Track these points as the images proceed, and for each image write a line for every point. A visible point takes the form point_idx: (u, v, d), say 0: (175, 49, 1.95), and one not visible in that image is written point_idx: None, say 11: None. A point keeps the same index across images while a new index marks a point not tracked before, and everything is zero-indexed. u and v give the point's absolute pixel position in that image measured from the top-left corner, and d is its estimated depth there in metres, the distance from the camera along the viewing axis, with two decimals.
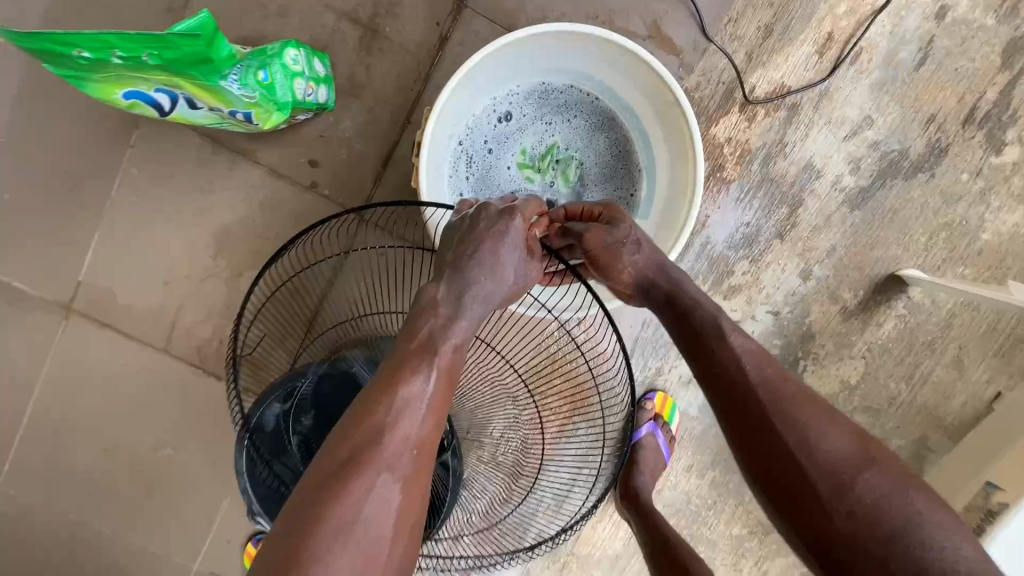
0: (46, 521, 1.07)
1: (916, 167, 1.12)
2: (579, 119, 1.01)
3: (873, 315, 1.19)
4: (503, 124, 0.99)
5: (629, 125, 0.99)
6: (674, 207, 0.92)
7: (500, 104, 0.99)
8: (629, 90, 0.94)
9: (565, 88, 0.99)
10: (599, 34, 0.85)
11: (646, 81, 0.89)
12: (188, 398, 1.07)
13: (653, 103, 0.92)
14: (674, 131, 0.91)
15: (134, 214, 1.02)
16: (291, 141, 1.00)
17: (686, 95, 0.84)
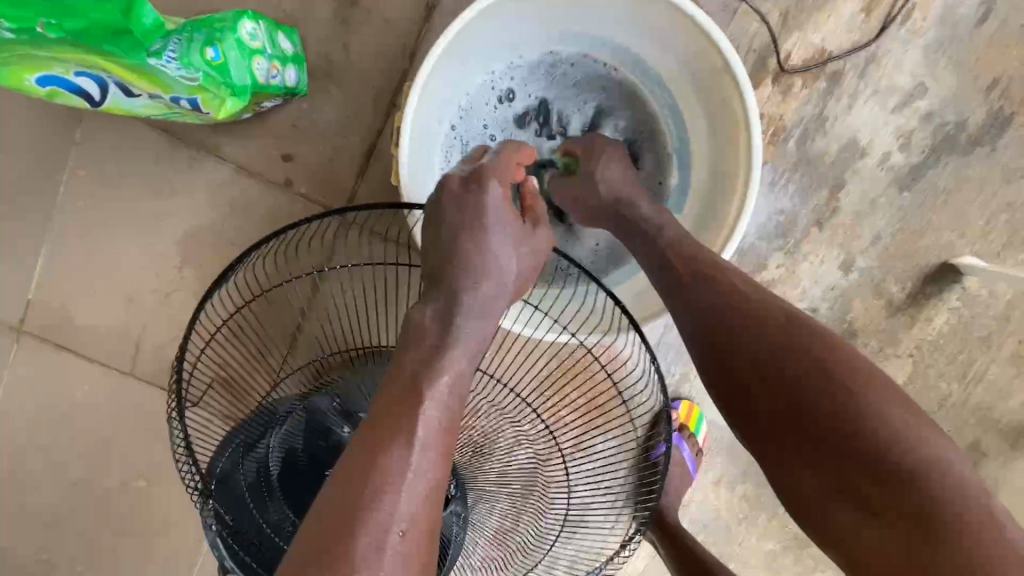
0: (20, 558, 1.00)
1: (975, 141, 0.98)
2: (594, 95, 0.88)
3: (922, 309, 1.06)
4: (504, 105, 0.86)
5: (657, 101, 0.86)
6: (719, 191, 0.79)
7: (500, 81, 0.85)
8: (658, 56, 0.81)
9: (576, 58, 0.86)
10: None
11: (682, 41, 0.75)
12: (162, 425, 0.97)
13: (686, 68, 0.79)
14: (714, 101, 0.78)
15: (85, 222, 0.90)
16: (260, 133, 0.87)
17: (739, 56, 0.69)
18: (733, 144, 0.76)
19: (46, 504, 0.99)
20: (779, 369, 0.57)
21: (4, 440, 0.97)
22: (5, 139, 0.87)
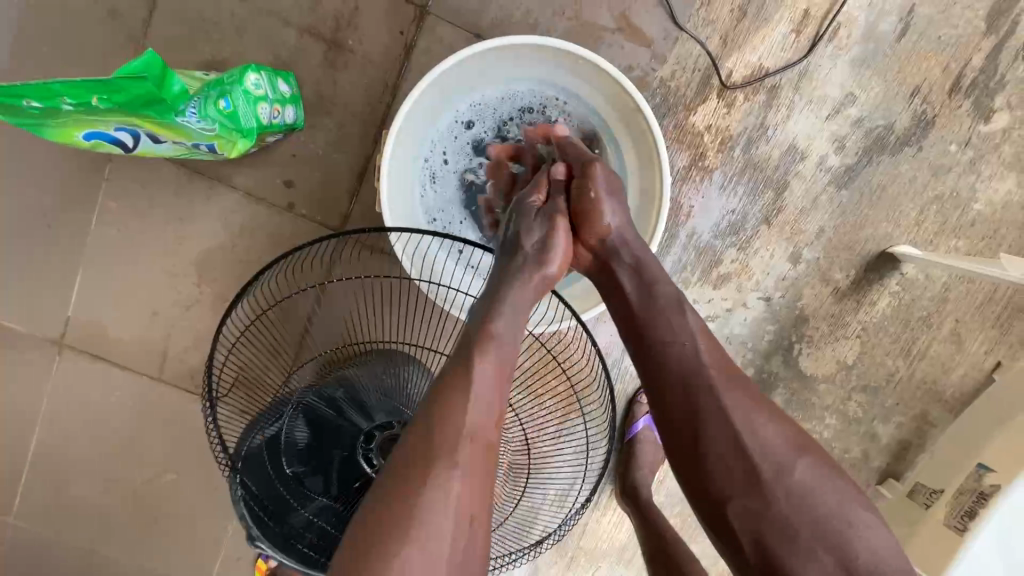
0: (66, 545, 1.13)
1: (903, 141, 1.09)
2: (546, 125, 0.98)
3: (866, 293, 1.18)
4: (467, 136, 0.97)
5: (597, 128, 0.96)
6: (645, 214, 0.91)
7: (463, 116, 0.97)
8: (594, 95, 0.92)
9: (528, 95, 0.97)
10: (558, 44, 0.83)
11: (610, 89, 0.88)
12: (187, 424, 1.10)
13: (618, 108, 0.91)
14: (641, 136, 0.90)
15: (114, 247, 1.02)
16: (265, 163, 1.00)
17: (648, 103, 0.83)
18: (655, 174, 0.89)
19: (87, 499, 1.12)
20: (722, 425, 0.66)
21: (49, 442, 1.10)
22: (45, 177, 1.00)
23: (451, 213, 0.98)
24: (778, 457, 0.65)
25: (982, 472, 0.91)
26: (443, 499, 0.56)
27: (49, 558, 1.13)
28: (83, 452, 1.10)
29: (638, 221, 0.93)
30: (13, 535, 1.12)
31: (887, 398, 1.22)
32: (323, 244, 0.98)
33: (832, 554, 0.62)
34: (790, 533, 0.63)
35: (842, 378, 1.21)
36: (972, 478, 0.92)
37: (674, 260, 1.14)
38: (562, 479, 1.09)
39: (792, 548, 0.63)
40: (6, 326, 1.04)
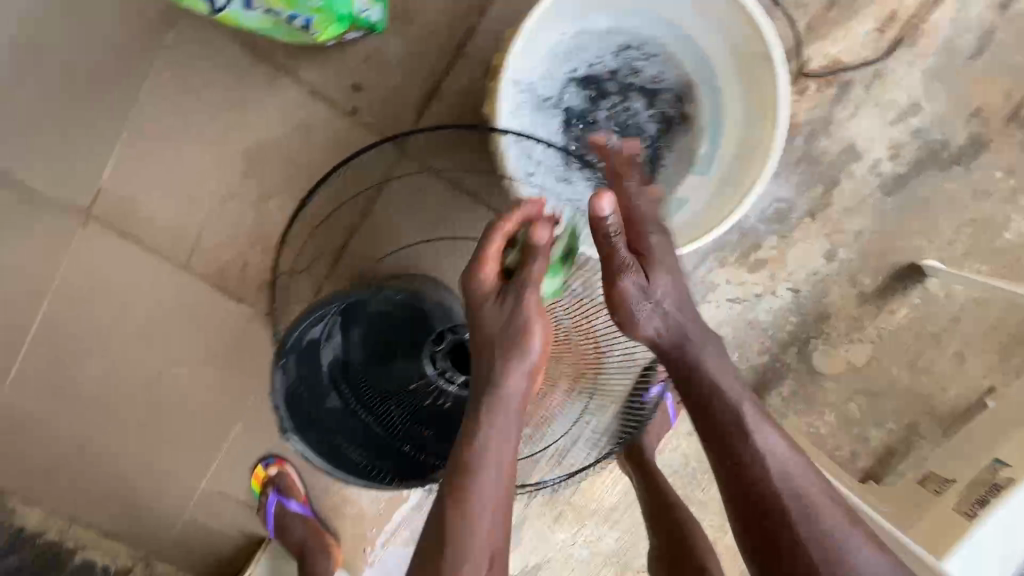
0: (64, 420, 1.11)
1: (954, 159, 1.13)
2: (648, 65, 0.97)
3: (887, 301, 1.22)
4: (568, 62, 0.96)
5: (699, 77, 0.97)
6: (747, 161, 0.91)
7: (567, 41, 0.95)
8: (711, 38, 0.94)
9: (634, 33, 0.96)
10: None
11: (734, 27, 0.89)
12: (208, 319, 1.08)
13: (732, 53, 0.92)
14: (753, 83, 0.91)
15: (161, 121, 0.98)
16: (336, 62, 0.96)
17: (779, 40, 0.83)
18: (763, 121, 0.89)
19: (95, 377, 1.10)
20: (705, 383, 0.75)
21: (59, 314, 1.06)
22: None
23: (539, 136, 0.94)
24: (755, 425, 0.73)
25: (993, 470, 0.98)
26: (484, 483, 0.70)
27: (49, 430, 1.12)
28: (96, 330, 1.07)
29: (733, 171, 0.93)
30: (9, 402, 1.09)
31: (885, 404, 1.27)
32: (385, 145, 0.99)
33: (795, 522, 0.69)
34: (754, 492, 0.71)
35: (847, 380, 1.26)
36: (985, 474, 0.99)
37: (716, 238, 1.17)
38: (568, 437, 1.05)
39: (759, 509, 0.71)
40: None
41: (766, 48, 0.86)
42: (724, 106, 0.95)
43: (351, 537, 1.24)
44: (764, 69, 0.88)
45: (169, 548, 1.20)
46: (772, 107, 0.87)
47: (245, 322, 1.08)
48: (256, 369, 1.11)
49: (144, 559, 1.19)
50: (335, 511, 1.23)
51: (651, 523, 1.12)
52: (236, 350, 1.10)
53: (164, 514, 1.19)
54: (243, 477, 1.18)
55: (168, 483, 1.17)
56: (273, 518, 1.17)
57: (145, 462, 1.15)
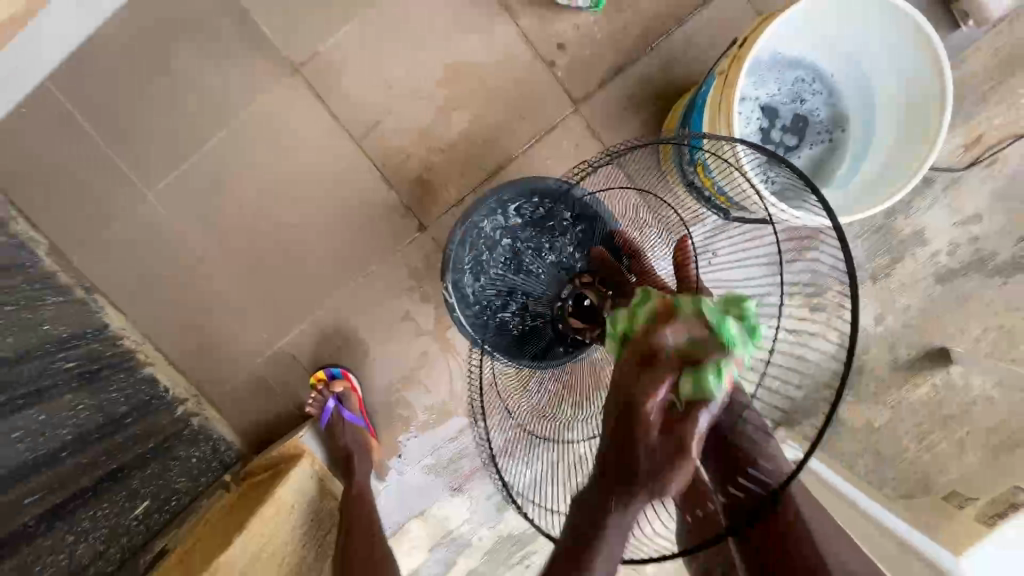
0: (181, 240, 1.19)
1: (997, 270, 1.33)
2: (820, 87, 0.96)
3: (913, 375, 1.38)
4: (773, 68, 0.94)
5: (853, 108, 0.96)
6: (888, 179, 0.90)
7: (781, 53, 0.93)
8: (885, 78, 0.91)
9: (806, 63, 0.95)
10: (909, 18, 0.81)
11: (921, 68, 0.85)
12: (353, 192, 1.20)
13: (899, 97, 0.90)
14: (912, 121, 0.89)
15: (392, 18, 1.16)
16: (554, 21, 1.17)
17: (955, 91, 0.82)
18: (915, 156, 0.87)
19: (228, 211, 1.19)
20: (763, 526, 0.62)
21: (224, 145, 1.17)
22: None
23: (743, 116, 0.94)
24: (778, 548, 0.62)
25: (1014, 491, 0.94)
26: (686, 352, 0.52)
27: (168, 244, 1.19)
28: (254, 168, 1.18)
29: (873, 188, 0.92)
30: (143, 206, 1.18)
31: (889, 470, 1.39)
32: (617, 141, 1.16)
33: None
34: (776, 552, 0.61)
35: (862, 435, 1.39)
36: (1002, 495, 0.95)
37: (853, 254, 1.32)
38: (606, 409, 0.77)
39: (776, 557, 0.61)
40: (260, 31, 1.14)
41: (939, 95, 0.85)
42: (879, 136, 0.93)
43: (390, 440, 1.29)
44: (929, 99, 0.86)
45: (223, 393, 1.24)
46: (937, 119, 0.85)
47: (382, 206, 1.20)
48: (376, 250, 1.21)
49: (195, 397, 1.22)
50: (383, 410, 1.27)
51: None
52: (364, 227, 1.21)
53: (232, 358, 1.23)
54: (318, 347, 1.24)
55: (245, 330, 1.23)
56: (326, 421, 1.19)
57: (233, 305, 1.22)
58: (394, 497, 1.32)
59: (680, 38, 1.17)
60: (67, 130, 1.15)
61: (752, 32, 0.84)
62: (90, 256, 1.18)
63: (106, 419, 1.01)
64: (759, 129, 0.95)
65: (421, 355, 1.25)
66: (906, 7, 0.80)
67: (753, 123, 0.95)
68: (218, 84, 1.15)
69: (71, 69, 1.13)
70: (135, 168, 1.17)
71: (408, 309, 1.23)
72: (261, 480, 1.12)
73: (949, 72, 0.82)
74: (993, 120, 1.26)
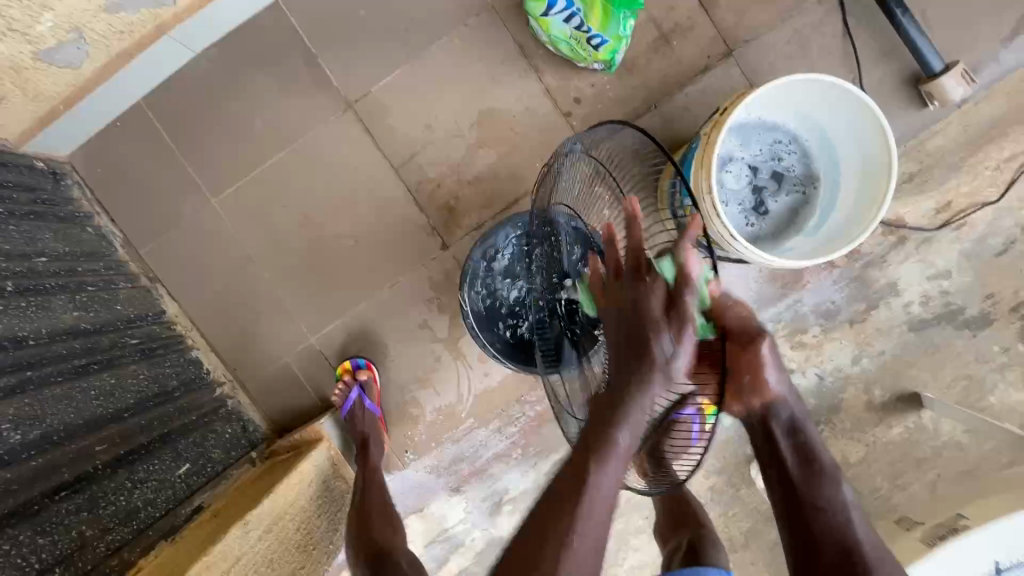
0: (234, 242, 1.37)
1: (966, 323, 1.44)
2: (794, 149, 1.12)
3: (888, 417, 1.47)
4: (752, 131, 1.11)
5: (822, 169, 1.11)
6: (849, 232, 1.05)
7: (759, 120, 1.10)
8: (847, 145, 1.06)
9: (782, 129, 1.11)
10: (863, 99, 0.96)
11: (873, 141, 1.01)
12: (387, 212, 1.37)
13: (859, 162, 1.05)
14: (869, 184, 1.03)
15: (435, 67, 1.35)
16: (572, 79, 1.36)
17: (900, 160, 0.97)
18: (868, 213, 1.02)
19: (278, 220, 1.37)
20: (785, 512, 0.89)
21: (282, 164, 1.36)
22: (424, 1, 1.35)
23: (726, 171, 1.10)
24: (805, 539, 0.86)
25: (958, 516, 1.05)
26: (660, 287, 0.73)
27: (223, 245, 1.37)
28: (305, 185, 1.36)
29: (837, 238, 1.07)
30: (207, 210, 1.36)
31: (862, 505, 1.47)
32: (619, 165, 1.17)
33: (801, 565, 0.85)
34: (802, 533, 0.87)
35: (839, 470, 1.48)
36: (947, 520, 1.06)
37: (831, 298, 1.45)
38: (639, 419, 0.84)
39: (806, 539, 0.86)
40: (323, 72, 1.35)
41: (888, 164, 1.00)
42: (842, 193, 1.08)
43: (399, 435, 1.41)
44: (879, 165, 1.01)
45: (256, 380, 1.39)
46: (884, 185, 1.00)
47: (412, 225, 1.37)
48: (403, 263, 1.38)
49: (231, 381, 1.37)
50: (394, 407, 1.41)
51: (678, 532, 1.15)
52: (393, 242, 1.38)
53: (267, 350, 1.39)
54: (342, 346, 1.39)
55: (281, 325, 1.39)
56: (346, 410, 1.32)
57: (273, 302, 1.38)
58: (397, 493, 1.43)
59: (681, 100, 1.35)
60: (152, 143, 1.35)
61: (728, 104, 1.00)
62: (156, 250, 1.36)
63: (159, 389, 1.16)
64: (741, 183, 1.11)
65: (433, 360, 1.40)
66: (858, 90, 0.96)
67: (735, 177, 1.11)
68: (282, 113, 1.35)
69: (162, 93, 1.34)
70: (204, 177, 1.36)
71: (426, 318, 1.39)
72: (284, 459, 1.26)
73: (895, 144, 0.97)
74: (961, 188, 1.41)
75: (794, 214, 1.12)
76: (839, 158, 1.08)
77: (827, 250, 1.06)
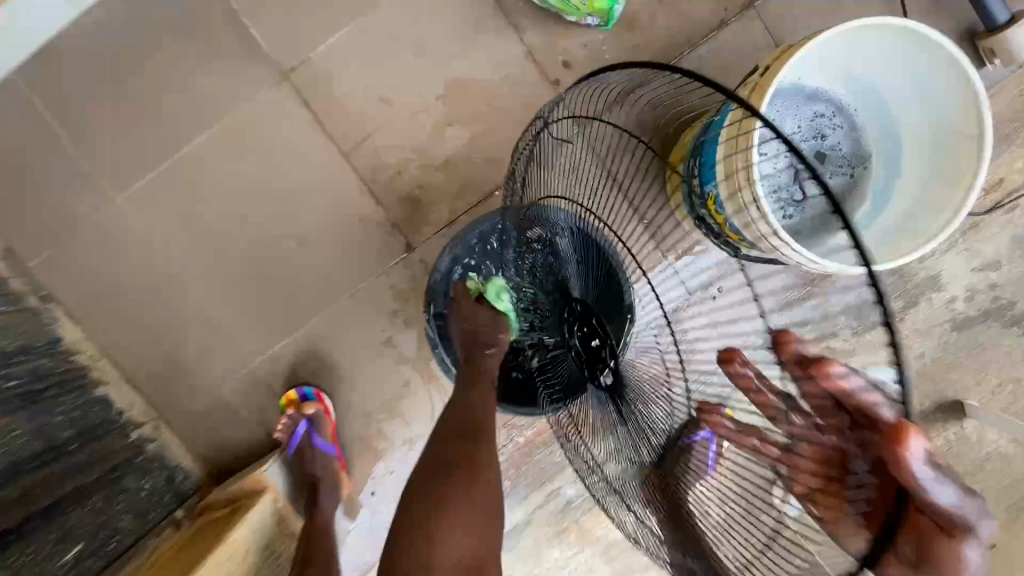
0: (148, 249, 1.10)
1: (1015, 320, 1.26)
2: (841, 122, 0.90)
3: (926, 428, 1.29)
4: (791, 102, 0.89)
5: (876, 147, 0.90)
6: (916, 223, 0.83)
7: (800, 88, 0.88)
8: (910, 116, 0.85)
9: (826, 97, 0.89)
10: (944, 52, 0.75)
11: (950, 106, 0.79)
12: (337, 206, 1.12)
13: (926, 136, 0.84)
14: (941, 161, 0.82)
15: (391, 25, 1.09)
16: (561, 39, 1.11)
17: (992, 129, 0.75)
18: (947, 199, 0.80)
19: (204, 220, 1.11)
20: None
21: (202, 151, 1.09)
22: None
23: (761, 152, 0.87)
24: None
25: None
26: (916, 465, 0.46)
27: (134, 253, 1.10)
28: (233, 177, 1.10)
29: (902, 230, 0.84)
30: (110, 210, 1.09)
31: None
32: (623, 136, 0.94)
33: None
34: None
35: None
36: None
37: None
38: (661, 413, 0.65)
39: None
40: (249, 33, 1.08)
41: (973, 135, 0.78)
42: (906, 175, 0.87)
43: (363, 476, 1.18)
44: (958, 137, 0.79)
45: (183, 416, 1.14)
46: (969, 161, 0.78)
47: (368, 223, 1.12)
48: (359, 269, 1.13)
49: (152, 421, 1.12)
50: (356, 442, 1.17)
51: None
52: (347, 244, 1.13)
53: (197, 379, 1.14)
54: (289, 373, 1.15)
55: (211, 349, 1.13)
56: (294, 446, 1.10)
57: (200, 321, 1.13)
58: (360, 541, 1.19)
59: (693, 63, 1.11)
60: (34, 127, 1.07)
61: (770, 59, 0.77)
62: (48, 261, 1.09)
63: (45, 445, 0.91)
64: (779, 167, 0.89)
65: (402, 385, 1.16)
66: (937, 40, 0.75)
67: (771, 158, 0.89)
68: (200, 86, 1.08)
69: (43, 63, 1.06)
70: (104, 168, 1.08)
71: (390, 335, 1.15)
72: (217, 519, 1.01)
73: (985, 109, 0.75)
74: (1014, 164, 1.21)
75: (843, 202, 0.90)
76: (902, 129, 0.89)
77: (893, 246, 0.84)
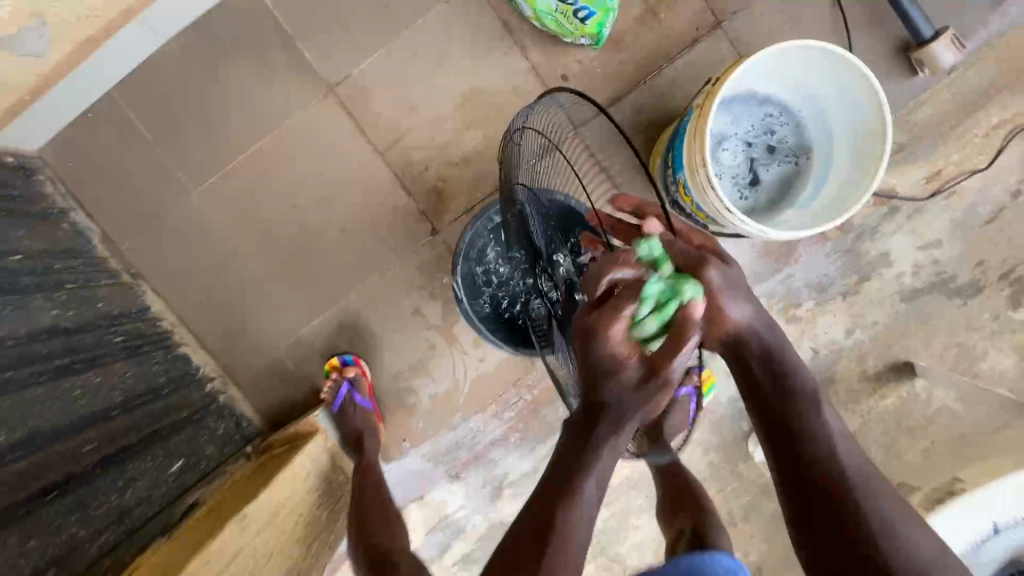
0: (218, 233, 1.33)
1: (956, 291, 1.45)
2: (786, 121, 1.11)
3: (882, 387, 1.48)
4: (746, 105, 1.10)
5: (815, 140, 1.10)
6: (840, 202, 1.04)
7: (754, 94, 1.10)
8: (839, 116, 1.05)
9: (775, 100, 1.10)
10: (858, 70, 0.95)
11: (867, 108, 0.99)
12: (373, 198, 1.34)
13: (850, 132, 1.04)
14: (860, 151, 1.03)
15: (417, 47, 1.32)
16: (560, 55, 1.33)
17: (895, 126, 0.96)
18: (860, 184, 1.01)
19: (263, 210, 1.33)
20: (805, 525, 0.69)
21: (262, 152, 1.32)
22: None
23: (718, 147, 1.10)
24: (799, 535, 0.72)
25: None
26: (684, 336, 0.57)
27: (206, 237, 1.33)
28: (288, 174, 1.33)
29: (830, 208, 1.06)
30: (187, 201, 1.32)
31: None
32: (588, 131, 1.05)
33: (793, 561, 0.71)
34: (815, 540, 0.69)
35: None
36: None
37: (825, 271, 1.45)
38: None
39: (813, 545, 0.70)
40: (302, 55, 1.31)
41: (882, 132, 0.98)
42: (838, 163, 1.07)
43: (394, 425, 1.40)
44: (871, 134, 1.00)
45: (245, 374, 1.36)
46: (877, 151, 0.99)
47: (398, 211, 1.35)
48: (392, 250, 1.35)
49: (221, 377, 1.34)
50: (388, 396, 1.39)
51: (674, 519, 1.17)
52: (381, 229, 1.35)
53: (256, 343, 1.36)
54: (333, 337, 1.37)
55: (269, 317, 1.36)
56: (338, 404, 1.30)
57: (260, 294, 1.36)
58: (394, 481, 1.42)
59: (671, 75, 1.32)
60: (127, 134, 1.30)
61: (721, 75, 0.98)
62: (137, 244, 1.32)
63: (147, 387, 1.14)
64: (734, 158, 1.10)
65: (427, 347, 1.38)
66: (851, 59, 0.95)
67: (727, 151, 1.11)
68: (261, 98, 1.31)
69: (135, 83, 1.29)
70: (183, 168, 1.32)
71: (417, 305, 1.37)
72: (281, 452, 1.23)
73: (890, 113, 0.96)
74: (951, 157, 1.40)
75: (787, 186, 1.11)
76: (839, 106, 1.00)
77: (823, 219, 1.05)
